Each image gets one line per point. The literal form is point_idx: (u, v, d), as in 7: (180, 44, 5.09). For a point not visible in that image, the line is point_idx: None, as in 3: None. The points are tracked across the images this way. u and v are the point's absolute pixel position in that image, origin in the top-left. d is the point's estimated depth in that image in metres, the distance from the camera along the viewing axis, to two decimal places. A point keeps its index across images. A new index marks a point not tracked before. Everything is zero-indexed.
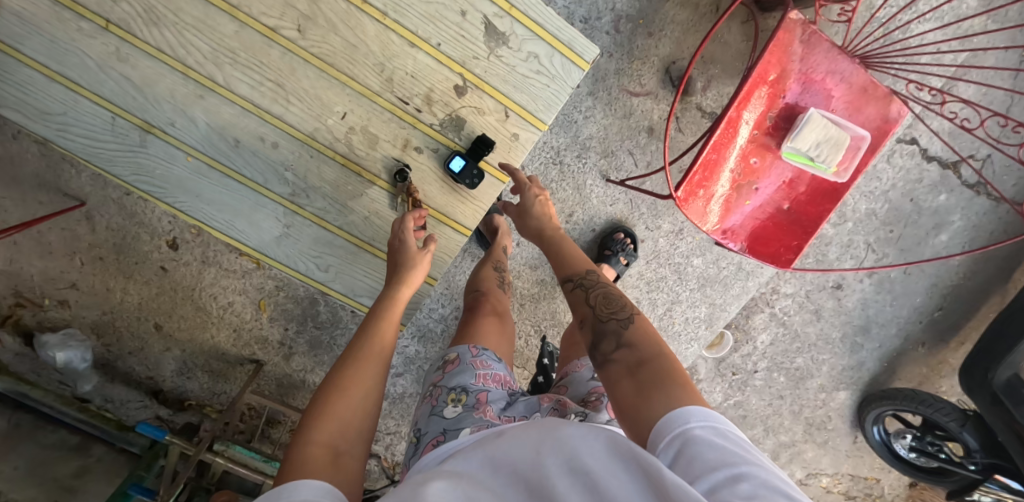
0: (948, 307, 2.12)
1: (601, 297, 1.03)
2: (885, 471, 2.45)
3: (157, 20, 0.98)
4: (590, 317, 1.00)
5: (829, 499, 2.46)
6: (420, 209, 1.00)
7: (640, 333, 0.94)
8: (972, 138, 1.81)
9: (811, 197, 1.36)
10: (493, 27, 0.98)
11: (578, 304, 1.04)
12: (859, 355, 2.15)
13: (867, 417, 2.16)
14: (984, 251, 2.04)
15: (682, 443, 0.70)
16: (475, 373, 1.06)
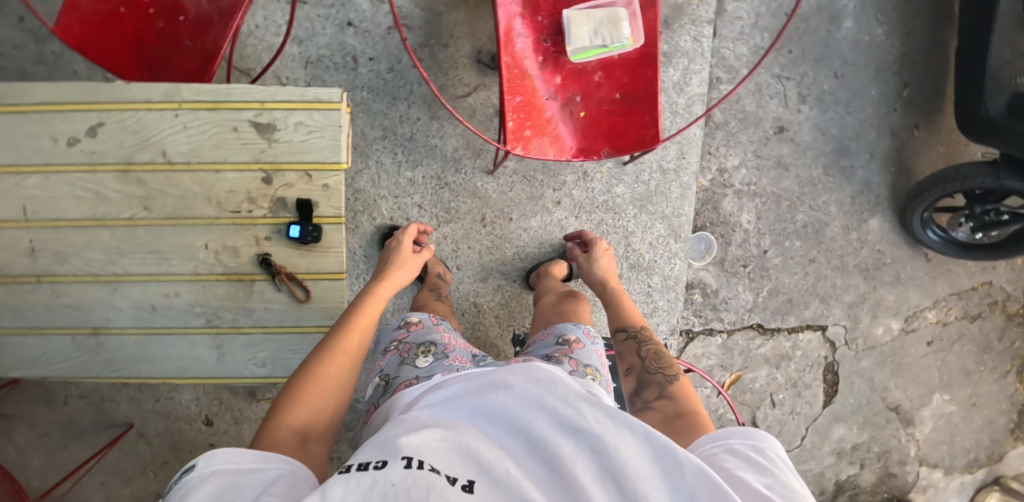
0: (913, 80, 1.96)
1: (652, 353, 1.31)
2: (989, 271, 2.19)
3: (64, 257, 1.23)
4: (641, 368, 1.28)
5: (952, 331, 2.22)
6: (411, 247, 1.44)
7: (683, 390, 1.21)
8: None
9: (630, 75, 1.39)
10: (259, 123, 1.21)
11: (630, 353, 1.32)
12: (860, 175, 2.01)
13: (912, 225, 1.96)
14: (901, 11, 1.91)
15: (720, 449, 0.93)
16: (438, 334, 1.33)
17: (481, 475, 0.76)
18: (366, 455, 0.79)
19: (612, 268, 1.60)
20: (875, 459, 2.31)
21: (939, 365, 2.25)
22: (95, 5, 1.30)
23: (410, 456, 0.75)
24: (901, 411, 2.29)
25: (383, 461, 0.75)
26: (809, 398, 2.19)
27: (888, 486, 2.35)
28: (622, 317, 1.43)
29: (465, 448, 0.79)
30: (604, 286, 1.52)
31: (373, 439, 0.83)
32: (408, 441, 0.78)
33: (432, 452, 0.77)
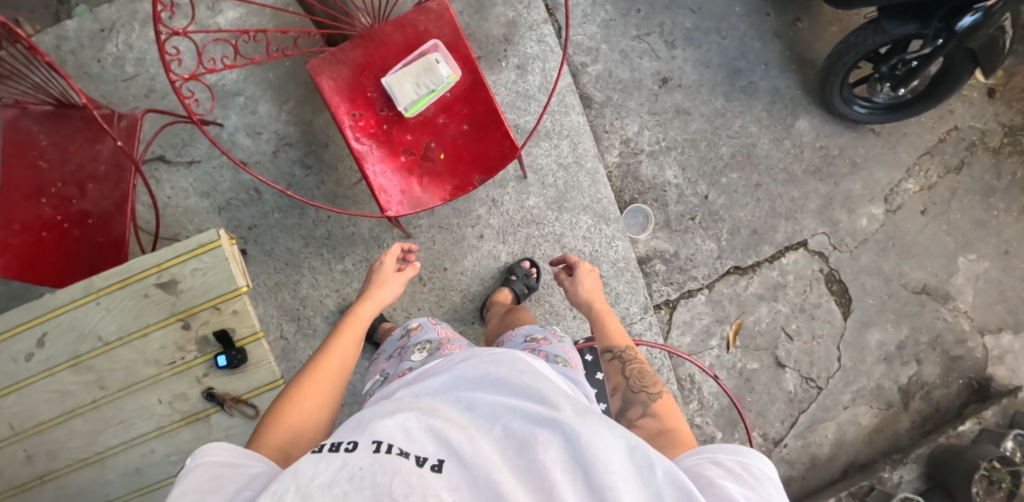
0: None
1: (636, 371, 1.28)
2: (945, 120, 2.17)
3: (49, 456, 1.38)
4: (625, 387, 1.26)
5: (940, 192, 2.17)
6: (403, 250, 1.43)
7: (666, 409, 1.19)
8: None
9: (468, 104, 1.47)
10: (163, 282, 1.35)
11: (614, 373, 1.29)
12: (765, 88, 2.00)
13: (839, 107, 1.93)
14: None
15: (703, 462, 0.87)
16: (435, 332, 1.40)
17: (448, 458, 0.78)
18: (343, 435, 0.82)
19: (596, 284, 1.52)
20: (929, 350, 2.21)
21: (945, 231, 2.18)
22: (21, 238, 1.48)
23: (380, 441, 0.78)
24: (932, 293, 2.20)
25: (354, 444, 0.77)
26: (827, 316, 2.13)
27: (958, 372, 2.23)
28: (605, 335, 1.37)
29: (437, 432, 0.82)
30: (588, 303, 1.45)
31: (354, 420, 0.86)
32: (382, 426, 0.81)
33: (404, 437, 0.80)
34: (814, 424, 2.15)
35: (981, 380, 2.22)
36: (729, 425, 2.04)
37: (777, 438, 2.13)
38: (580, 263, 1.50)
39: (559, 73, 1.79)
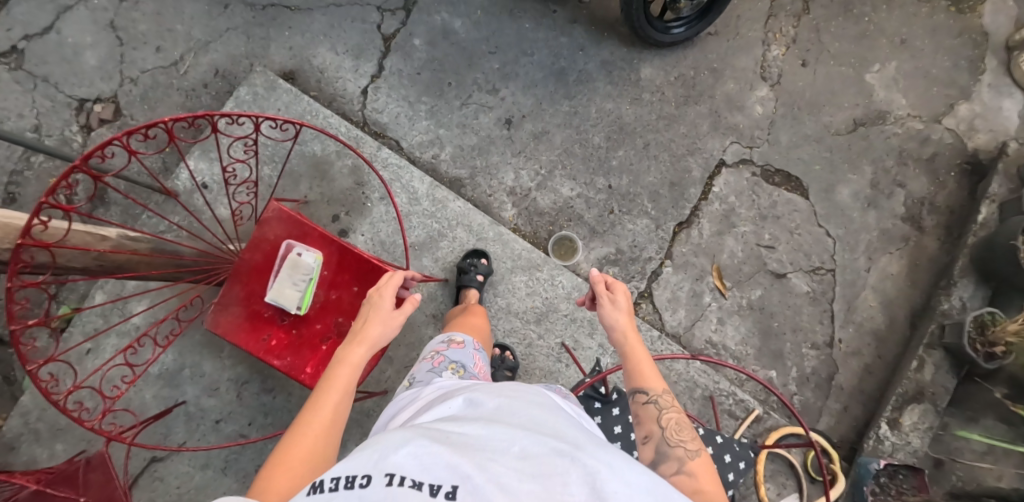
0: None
1: (674, 423, 1.16)
2: None
3: None
4: (659, 439, 1.15)
5: (806, 41, 2.23)
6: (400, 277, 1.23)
7: (703, 468, 1.10)
8: (364, 47, 2.05)
9: (349, 272, 1.54)
10: None
11: (650, 421, 1.17)
12: (593, 67, 2.06)
13: (655, 33, 1.98)
14: None
15: None
16: (472, 356, 1.35)
17: (462, 480, 0.75)
18: (354, 463, 0.80)
19: (631, 310, 1.34)
20: (901, 171, 2.24)
21: (838, 70, 2.23)
22: None
23: (391, 474, 0.76)
24: (868, 123, 2.23)
25: (369, 478, 0.76)
26: (792, 204, 2.10)
27: (937, 171, 2.27)
28: (640, 375, 1.23)
29: (451, 457, 0.78)
30: (625, 338, 1.27)
31: (368, 444, 0.83)
32: (395, 454, 0.79)
33: (417, 467, 0.77)
34: (851, 299, 2.13)
35: (969, 162, 2.28)
36: (775, 359, 2.05)
37: (831, 336, 2.10)
38: (617, 286, 1.31)
39: (393, 190, 1.81)
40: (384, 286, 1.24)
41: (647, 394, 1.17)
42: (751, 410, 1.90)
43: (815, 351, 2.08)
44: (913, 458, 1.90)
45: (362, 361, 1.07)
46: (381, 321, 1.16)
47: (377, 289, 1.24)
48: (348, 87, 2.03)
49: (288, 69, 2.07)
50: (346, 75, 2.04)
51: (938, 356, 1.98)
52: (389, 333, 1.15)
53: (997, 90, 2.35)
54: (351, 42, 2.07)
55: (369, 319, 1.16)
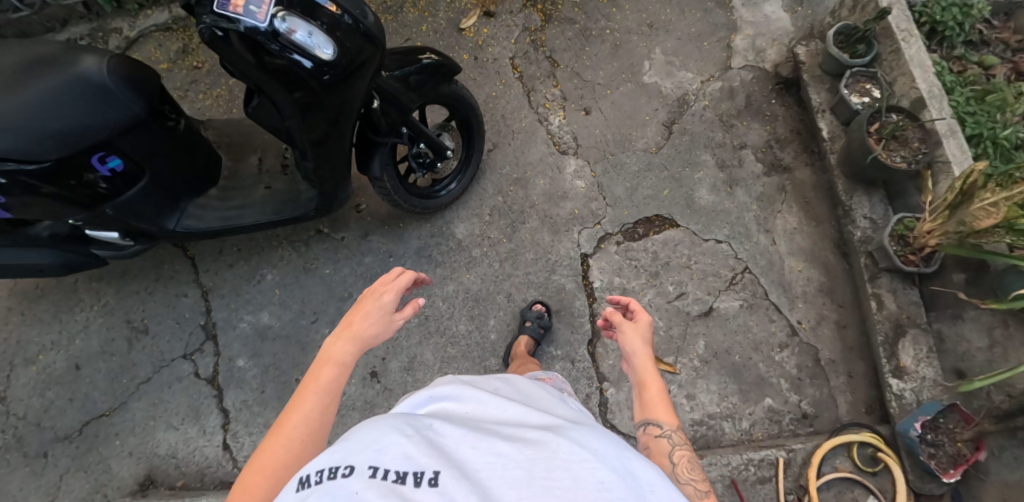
0: (319, 233, 1.96)
1: (688, 462, 1.07)
2: (504, 66, 2.16)
3: None
4: (670, 477, 1.05)
5: (574, 90, 2.14)
6: (403, 275, 1.18)
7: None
8: (196, 401, 1.86)
9: None
10: None
11: (659, 455, 1.08)
12: (413, 263, 1.91)
13: (441, 201, 1.85)
14: (257, 263, 1.96)
15: None
16: None
17: (446, 468, 0.65)
18: (333, 458, 0.69)
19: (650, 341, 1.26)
20: (735, 133, 2.16)
21: (619, 92, 2.16)
22: None
23: (375, 466, 0.65)
24: (678, 118, 2.15)
25: (348, 468, 0.65)
26: (671, 239, 1.99)
27: (761, 109, 2.21)
28: (655, 410, 1.14)
29: (437, 450, 0.69)
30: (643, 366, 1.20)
31: (348, 436, 0.72)
32: (377, 444, 0.69)
33: (403, 459, 0.67)
34: (781, 278, 2.01)
35: (781, 82, 2.23)
36: (760, 386, 1.91)
37: (789, 325, 1.97)
38: (642, 312, 1.24)
39: None
40: (381, 285, 1.16)
41: (661, 426, 1.09)
42: (776, 462, 1.76)
43: (787, 350, 1.95)
44: (939, 389, 1.77)
45: (349, 360, 1.04)
46: (371, 321, 1.10)
47: (376, 288, 1.16)
48: (208, 452, 1.82)
49: (142, 476, 1.84)
50: (198, 441, 1.83)
51: (886, 281, 1.87)
52: (382, 334, 1.10)
53: (752, 6, 2.37)
54: (180, 405, 1.86)
55: (361, 313, 1.11)
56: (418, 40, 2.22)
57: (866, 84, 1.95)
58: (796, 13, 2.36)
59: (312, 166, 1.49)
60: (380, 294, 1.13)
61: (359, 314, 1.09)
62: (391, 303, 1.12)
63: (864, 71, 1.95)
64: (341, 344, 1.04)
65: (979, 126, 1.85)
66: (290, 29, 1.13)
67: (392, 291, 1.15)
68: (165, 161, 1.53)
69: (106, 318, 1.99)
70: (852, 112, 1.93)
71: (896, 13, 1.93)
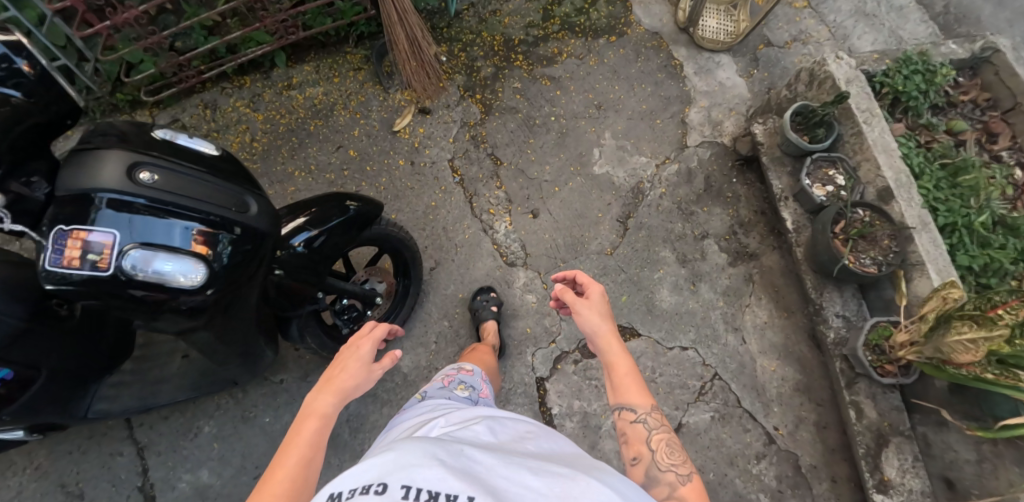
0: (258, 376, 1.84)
1: (667, 443, 1.09)
2: (442, 170, 2.02)
3: None
4: (650, 463, 1.07)
5: (521, 191, 2.00)
6: (375, 328, 1.23)
7: (696, 492, 1.01)
8: None
9: None
10: None
11: (637, 441, 1.09)
12: (357, 404, 1.77)
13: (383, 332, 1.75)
14: (194, 412, 1.84)
15: None
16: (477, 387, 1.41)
17: (478, 492, 0.73)
18: (367, 474, 0.76)
19: (609, 313, 1.24)
20: (696, 222, 2.02)
21: (568, 188, 2.01)
22: None
23: (408, 485, 0.73)
24: (633, 210, 2.01)
25: (383, 486, 0.73)
26: (633, 351, 1.85)
27: (722, 190, 2.07)
28: (626, 392, 1.13)
29: (467, 476, 0.76)
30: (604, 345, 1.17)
31: (383, 456, 0.80)
32: (412, 467, 0.76)
33: (436, 479, 0.74)
34: (754, 380, 1.88)
35: (741, 159, 2.09)
36: None
37: (765, 432, 1.84)
38: (591, 288, 1.21)
39: None
40: (356, 339, 1.20)
41: (633, 412, 1.09)
42: None
43: (766, 461, 1.81)
44: None
45: (331, 412, 1.04)
46: (350, 373, 1.12)
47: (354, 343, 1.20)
48: None
49: None
50: None
51: (864, 386, 1.74)
52: (360, 385, 1.13)
53: (704, 75, 2.25)
54: None
55: (342, 367, 1.14)
56: (351, 146, 2.08)
57: (829, 171, 1.80)
58: (751, 77, 2.27)
59: (212, 356, 1.33)
60: (358, 346, 1.17)
61: (339, 367, 1.12)
62: (368, 355, 1.17)
63: (826, 156, 1.80)
64: (321, 398, 1.05)
65: (952, 213, 1.70)
66: (143, 263, 0.99)
67: (370, 342, 1.20)
68: (75, 357, 1.42)
69: (39, 482, 1.78)
70: (816, 205, 1.78)
71: (854, 92, 1.78)
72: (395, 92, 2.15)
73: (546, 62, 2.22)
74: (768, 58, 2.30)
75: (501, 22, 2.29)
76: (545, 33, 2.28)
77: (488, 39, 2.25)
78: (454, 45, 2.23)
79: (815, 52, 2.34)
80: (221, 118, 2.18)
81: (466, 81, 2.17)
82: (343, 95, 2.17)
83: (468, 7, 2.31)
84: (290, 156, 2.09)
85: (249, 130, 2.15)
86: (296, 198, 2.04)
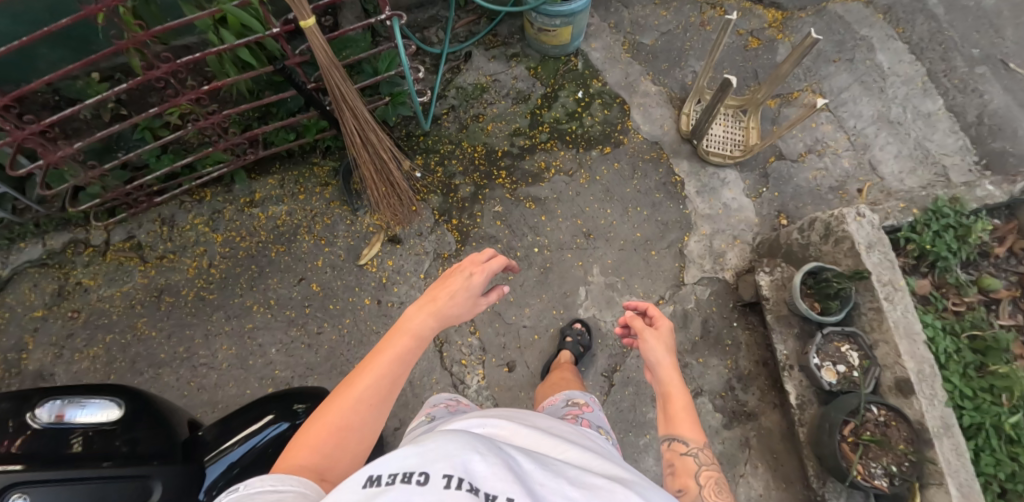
0: None
1: (714, 481, 1.09)
2: None
3: None
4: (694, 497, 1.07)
5: (496, 337, 1.83)
6: (491, 255, 1.16)
7: None
8: None
9: None
10: None
11: (685, 475, 1.08)
12: None
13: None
14: None
15: None
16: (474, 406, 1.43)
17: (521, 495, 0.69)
18: (406, 459, 0.73)
19: (672, 347, 1.24)
20: (689, 376, 1.83)
21: (549, 336, 1.83)
22: None
23: (450, 474, 0.70)
24: (620, 362, 1.82)
25: (423, 474, 0.70)
26: None
27: (720, 337, 1.87)
28: (680, 425, 1.13)
29: (515, 475, 0.72)
30: (668, 377, 1.17)
31: (422, 440, 0.76)
32: (456, 454, 0.73)
33: (481, 475, 0.71)
34: None
35: (744, 301, 1.88)
36: None
37: None
38: (664, 321, 1.22)
39: None
40: (471, 263, 1.16)
41: (685, 446, 1.08)
42: None
43: None
44: None
45: (425, 334, 1.07)
46: (455, 301, 1.11)
47: (465, 264, 1.16)
48: None
49: None
50: None
51: None
52: (461, 313, 1.13)
53: (707, 194, 2.03)
54: None
55: (447, 289, 1.12)
56: (313, 279, 1.91)
57: (842, 346, 1.58)
58: (759, 198, 2.04)
59: None
60: (468, 275, 1.11)
61: (446, 293, 1.10)
62: (476, 285, 1.14)
63: (839, 330, 1.58)
64: (421, 318, 1.07)
65: (980, 412, 1.48)
66: None
67: (483, 272, 1.16)
68: None
69: None
70: (824, 389, 1.57)
71: (874, 260, 1.55)
72: (363, 214, 1.97)
73: (531, 179, 2.01)
74: (779, 174, 2.07)
75: (483, 129, 2.08)
76: (531, 143, 2.07)
77: (468, 150, 2.05)
78: (431, 158, 2.04)
79: (832, 167, 2.10)
80: (178, 237, 2.02)
81: (442, 202, 1.98)
82: (307, 216, 1.99)
83: (449, 111, 2.11)
84: (249, 286, 1.93)
85: (206, 253, 1.99)
86: (253, 337, 1.88)
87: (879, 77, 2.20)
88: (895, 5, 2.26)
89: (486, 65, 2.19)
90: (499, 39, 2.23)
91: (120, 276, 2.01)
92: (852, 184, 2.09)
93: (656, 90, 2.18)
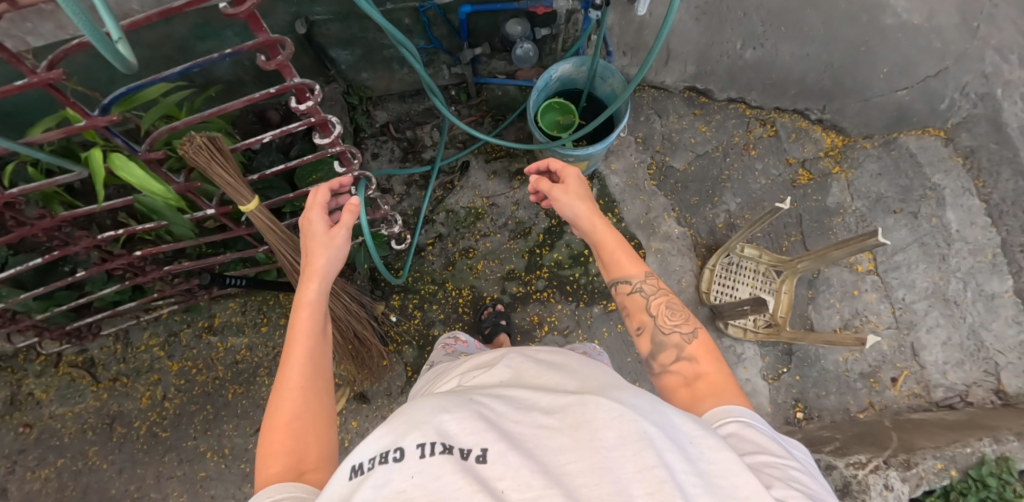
0: None
1: (667, 307, 1.03)
2: None
3: None
4: (653, 329, 1.03)
5: None
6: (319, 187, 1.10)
7: (705, 350, 0.98)
8: None
9: None
10: None
11: (638, 312, 1.04)
12: None
13: None
14: None
15: (737, 428, 0.81)
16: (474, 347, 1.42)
17: (494, 442, 0.66)
18: (379, 440, 0.70)
19: (586, 191, 1.13)
20: None
21: None
22: None
23: (422, 443, 0.67)
24: None
25: (397, 452, 0.67)
26: None
27: None
28: (620, 265, 1.06)
29: (483, 424, 0.69)
30: (589, 223, 1.08)
31: (394, 416, 0.74)
32: (423, 423, 0.69)
33: (451, 435, 0.68)
34: None
35: None
36: None
37: None
38: (569, 171, 1.11)
39: None
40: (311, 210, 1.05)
41: (628, 283, 1.02)
42: None
43: None
44: None
45: (317, 300, 0.97)
46: (320, 250, 1.00)
47: (307, 215, 1.05)
48: None
49: None
50: None
51: None
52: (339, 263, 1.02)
53: None
54: None
55: (309, 252, 1.01)
56: None
57: None
58: (775, 384, 1.81)
59: None
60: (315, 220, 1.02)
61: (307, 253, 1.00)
62: (321, 225, 1.03)
63: None
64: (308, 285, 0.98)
65: None
66: None
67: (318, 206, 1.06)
68: None
69: None
70: None
71: None
72: None
73: (520, 336, 1.79)
74: (805, 353, 1.83)
75: (472, 268, 1.83)
76: (526, 290, 1.82)
77: (452, 293, 1.82)
78: (409, 299, 1.81)
79: (867, 348, 1.84)
80: (132, 359, 1.85)
81: (416, 356, 1.77)
82: (268, 354, 1.83)
83: (434, 241, 1.85)
84: (203, 429, 1.79)
85: (161, 382, 1.83)
86: (205, 488, 1.75)
87: (944, 241, 1.86)
88: (979, 149, 1.86)
89: (484, 184, 1.88)
90: (504, 147, 1.91)
91: (72, 395, 1.84)
92: (886, 370, 1.83)
93: (679, 232, 1.88)
